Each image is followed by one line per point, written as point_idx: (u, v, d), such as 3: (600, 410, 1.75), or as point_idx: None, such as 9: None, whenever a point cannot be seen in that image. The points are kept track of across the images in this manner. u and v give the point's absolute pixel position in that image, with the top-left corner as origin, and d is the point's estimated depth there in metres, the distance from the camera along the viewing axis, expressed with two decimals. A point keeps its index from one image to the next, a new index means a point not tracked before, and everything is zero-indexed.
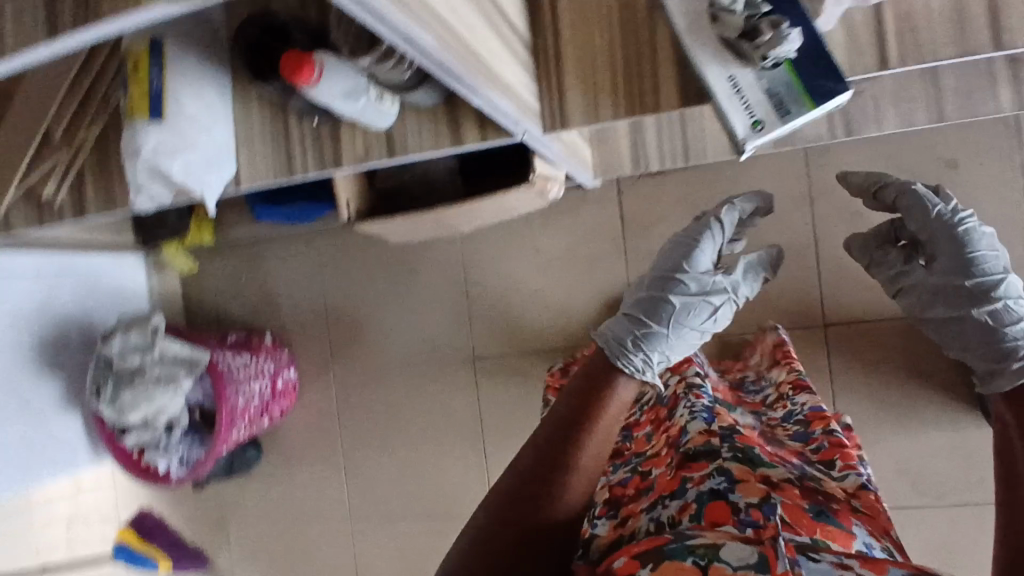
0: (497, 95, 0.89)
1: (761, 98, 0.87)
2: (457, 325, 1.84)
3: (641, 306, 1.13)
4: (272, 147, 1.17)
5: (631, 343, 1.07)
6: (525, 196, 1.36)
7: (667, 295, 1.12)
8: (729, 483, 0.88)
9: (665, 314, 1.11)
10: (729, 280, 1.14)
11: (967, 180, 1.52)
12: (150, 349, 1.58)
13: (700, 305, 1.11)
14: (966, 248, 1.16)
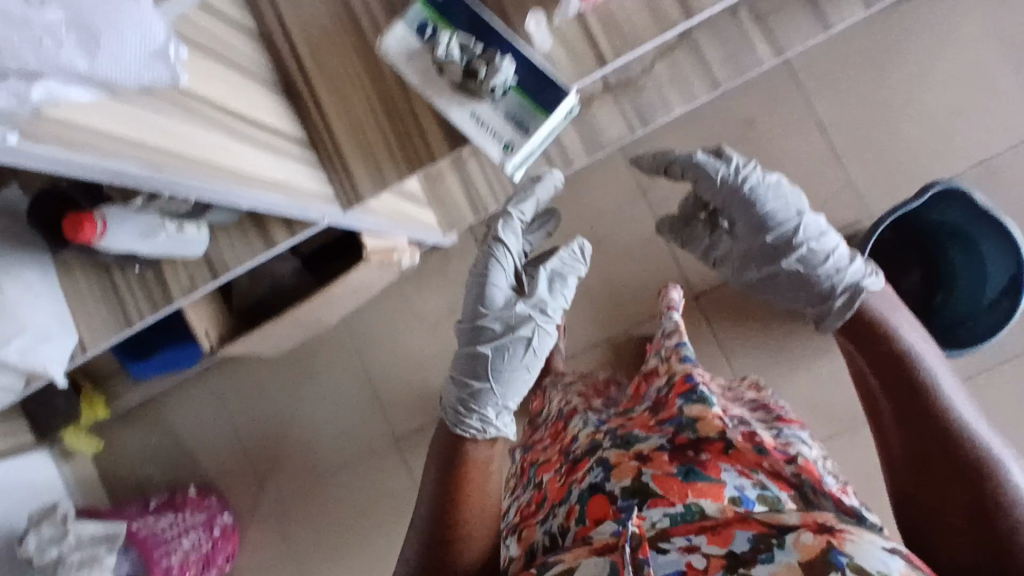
0: (269, 195, 0.94)
1: (503, 122, 1.01)
2: (371, 413, 1.85)
3: (462, 370, 1.05)
4: (105, 304, 1.20)
5: (461, 409, 1.00)
6: (372, 271, 1.41)
7: (482, 342, 1.04)
8: (604, 472, 0.87)
9: (487, 364, 1.03)
10: (536, 299, 1.07)
11: (765, 131, 1.66)
12: (65, 538, 1.56)
13: (515, 341, 1.03)
14: (756, 207, 1.13)
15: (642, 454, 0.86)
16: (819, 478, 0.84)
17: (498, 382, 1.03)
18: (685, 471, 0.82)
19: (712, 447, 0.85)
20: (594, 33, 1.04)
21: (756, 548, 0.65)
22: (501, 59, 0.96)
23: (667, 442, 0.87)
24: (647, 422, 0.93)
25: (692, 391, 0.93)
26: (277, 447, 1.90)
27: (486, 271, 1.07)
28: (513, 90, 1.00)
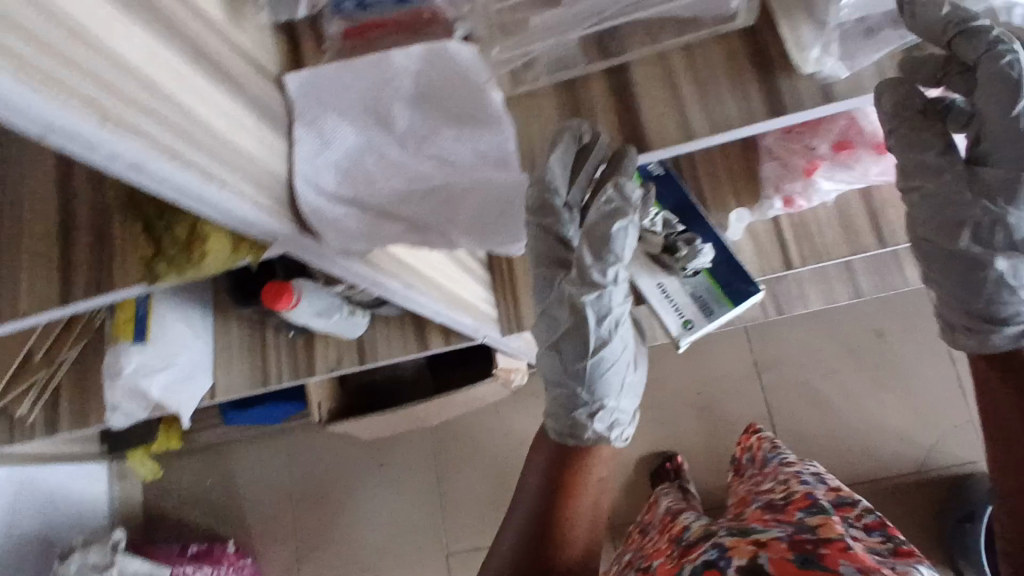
0: (465, 316, 1.00)
1: (688, 301, 1.02)
2: (428, 515, 1.82)
3: (549, 360, 0.79)
4: (248, 360, 1.25)
5: (563, 408, 0.78)
6: (491, 388, 1.42)
7: (560, 320, 0.77)
8: (719, 551, 0.71)
9: (570, 362, 0.77)
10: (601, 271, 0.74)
11: (896, 346, 1.65)
12: (108, 569, 1.52)
13: (586, 322, 0.75)
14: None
15: (759, 539, 0.72)
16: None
17: (591, 372, 0.76)
18: (804, 556, 0.66)
19: (834, 543, 0.68)
20: (786, 235, 1.09)
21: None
22: (702, 242, 1.00)
23: (786, 536, 0.72)
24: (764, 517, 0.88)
25: (810, 505, 0.87)
26: (328, 524, 1.87)
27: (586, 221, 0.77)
28: (706, 274, 1.01)
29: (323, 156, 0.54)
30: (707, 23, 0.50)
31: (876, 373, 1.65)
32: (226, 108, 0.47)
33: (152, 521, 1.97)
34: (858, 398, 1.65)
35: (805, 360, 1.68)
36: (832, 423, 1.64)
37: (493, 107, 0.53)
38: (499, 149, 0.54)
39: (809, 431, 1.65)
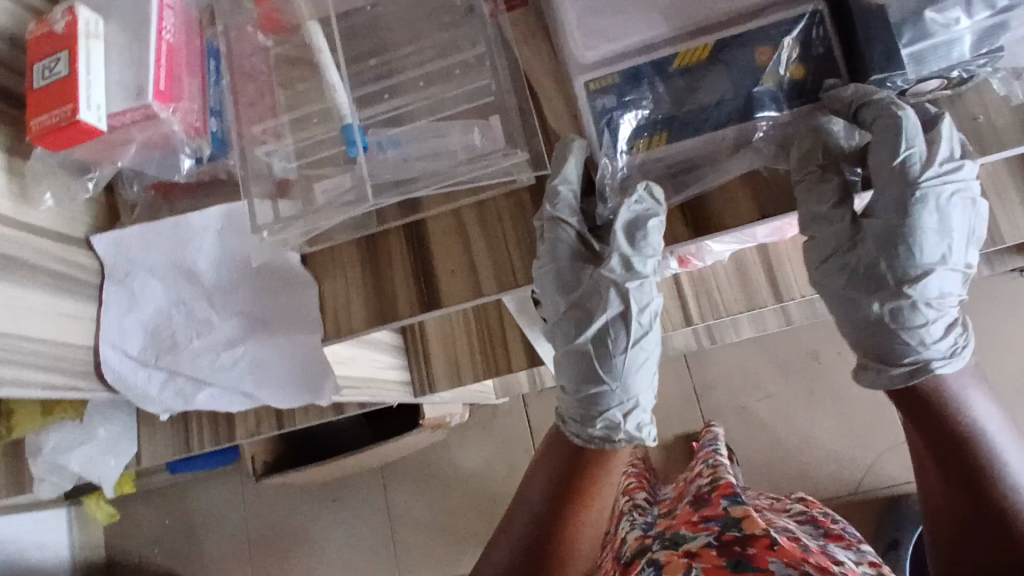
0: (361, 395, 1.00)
1: None
2: (387, 551, 1.66)
3: (565, 366, 0.56)
4: (171, 426, 1.18)
5: (586, 416, 0.56)
6: (423, 434, 1.44)
7: (585, 312, 0.54)
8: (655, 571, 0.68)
9: (595, 364, 0.55)
10: (622, 246, 0.51)
11: None
12: None
13: (610, 314, 0.54)
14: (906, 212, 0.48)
15: (692, 551, 0.66)
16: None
17: (617, 373, 0.54)
18: (734, 561, 0.61)
19: (758, 540, 0.62)
20: (685, 291, 1.10)
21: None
22: None
23: (714, 540, 0.66)
24: (692, 519, 0.74)
25: (737, 495, 0.74)
26: (290, 562, 1.71)
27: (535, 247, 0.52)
28: None
29: (133, 319, 0.55)
30: (491, 184, 0.50)
31: None
32: (10, 305, 0.48)
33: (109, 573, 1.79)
34: None
35: None
36: None
37: (291, 267, 0.53)
38: (300, 308, 0.53)
39: None
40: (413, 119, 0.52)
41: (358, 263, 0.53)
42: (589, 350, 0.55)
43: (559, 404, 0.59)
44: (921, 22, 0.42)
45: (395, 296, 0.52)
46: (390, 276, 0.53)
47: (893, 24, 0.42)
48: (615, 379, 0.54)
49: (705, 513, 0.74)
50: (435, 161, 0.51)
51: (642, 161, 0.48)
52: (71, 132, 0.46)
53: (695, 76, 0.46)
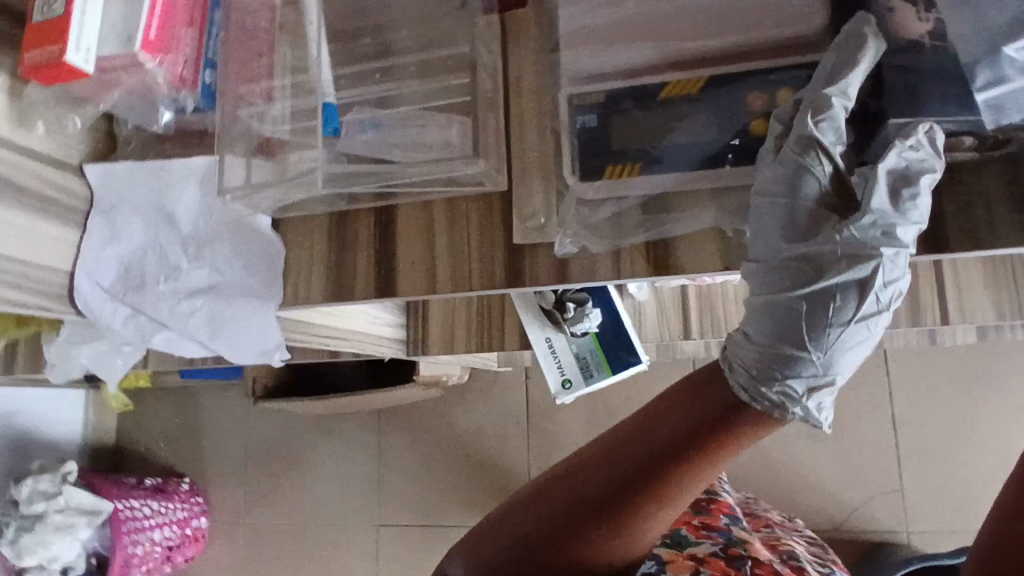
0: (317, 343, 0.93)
1: (571, 359, 1.05)
2: (357, 501, 1.53)
3: (769, 275, 0.44)
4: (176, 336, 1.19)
5: (765, 374, 0.43)
6: (415, 390, 1.43)
7: (811, 267, 0.42)
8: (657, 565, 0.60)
9: (803, 326, 0.43)
10: (884, 205, 0.40)
11: None
12: (56, 497, 1.32)
13: (847, 281, 0.42)
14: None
15: (697, 556, 0.63)
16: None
17: (826, 345, 0.42)
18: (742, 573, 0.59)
19: (762, 564, 0.62)
20: (689, 305, 1.08)
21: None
22: (593, 305, 1.00)
23: (718, 551, 0.64)
24: (690, 521, 0.71)
25: (735, 518, 0.73)
26: (280, 487, 1.59)
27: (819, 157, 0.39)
28: (592, 336, 1.03)
29: (111, 253, 0.56)
30: (462, 180, 0.50)
31: None
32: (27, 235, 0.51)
33: (116, 468, 1.68)
34: None
35: None
36: None
37: (261, 230, 0.54)
38: (265, 273, 0.54)
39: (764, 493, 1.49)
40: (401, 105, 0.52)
41: (324, 235, 0.54)
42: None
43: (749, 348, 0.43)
44: (998, 57, 0.38)
45: (355, 268, 0.53)
46: (353, 254, 0.53)
47: (966, 66, 0.39)
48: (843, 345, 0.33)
49: (704, 520, 0.71)
50: (416, 153, 0.51)
51: (612, 189, 0.46)
52: (57, 71, 0.47)
53: (680, 109, 0.45)
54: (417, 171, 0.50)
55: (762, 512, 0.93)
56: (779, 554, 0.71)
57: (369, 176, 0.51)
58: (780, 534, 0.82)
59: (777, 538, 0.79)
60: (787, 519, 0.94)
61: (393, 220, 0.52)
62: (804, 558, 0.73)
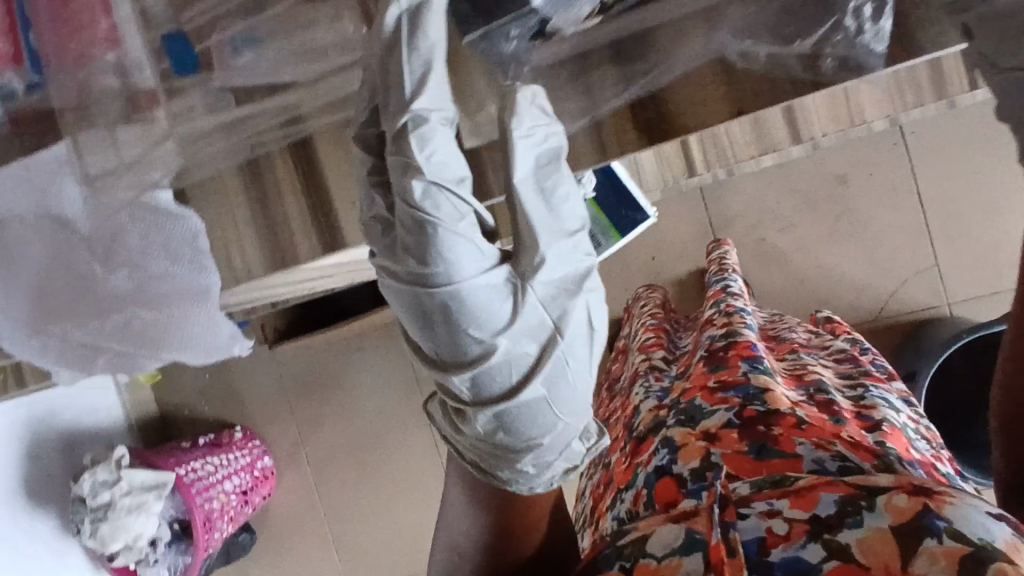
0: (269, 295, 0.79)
1: None
2: (404, 413, 1.53)
3: (501, 359, 0.41)
4: None
5: (536, 464, 0.43)
6: None
7: (537, 338, 0.41)
8: (670, 452, 0.63)
9: (559, 403, 0.42)
10: (550, 239, 0.41)
11: None
12: (117, 483, 1.33)
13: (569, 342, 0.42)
14: (429, 261, 0.39)
15: (710, 432, 0.63)
16: (912, 457, 0.64)
17: (575, 414, 0.43)
18: (757, 446, 0.58)
19: (784, 419, 0.61)
20: None
21: (843, 511, 0.36)
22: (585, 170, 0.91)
23: (734, 417, 0.63)
24: (706, 386, 0.70)
25: (757, 359, 0.71)
26: (325, 419, 1.57)
27: (407, 256, 0.39)
28: (591, 203, 0.96)
29: (18, 278, 0.48)
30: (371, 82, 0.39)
31: None
32: None
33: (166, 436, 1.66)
34: None
35: None
36: None
37: (165, 208, 0.44)
38: (189, 259, 0.44)
39: None
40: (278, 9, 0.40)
41: (242, 192, 0.44)
42: (545, 395, 0.42)
43: (456, 458, 0.46)
44: None
45: (287, 222, 0.44)
46: (281, 211, 0.44)
47: None
48: (566, 418, 0.42)
49: (721, 378, 0.70)
50: (308, 62, 0.40)
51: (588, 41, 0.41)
52: None
53: None
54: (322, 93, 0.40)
55: (788, 335, 0.94)
56: (805, 389, 0.71)
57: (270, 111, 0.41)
58: (806, 359, 0.82)
59: (806, 365, 0.79)
60: (812, 335, 0.96)
61: (312, 150, 0.42)
62: (833, 384, 0.74)
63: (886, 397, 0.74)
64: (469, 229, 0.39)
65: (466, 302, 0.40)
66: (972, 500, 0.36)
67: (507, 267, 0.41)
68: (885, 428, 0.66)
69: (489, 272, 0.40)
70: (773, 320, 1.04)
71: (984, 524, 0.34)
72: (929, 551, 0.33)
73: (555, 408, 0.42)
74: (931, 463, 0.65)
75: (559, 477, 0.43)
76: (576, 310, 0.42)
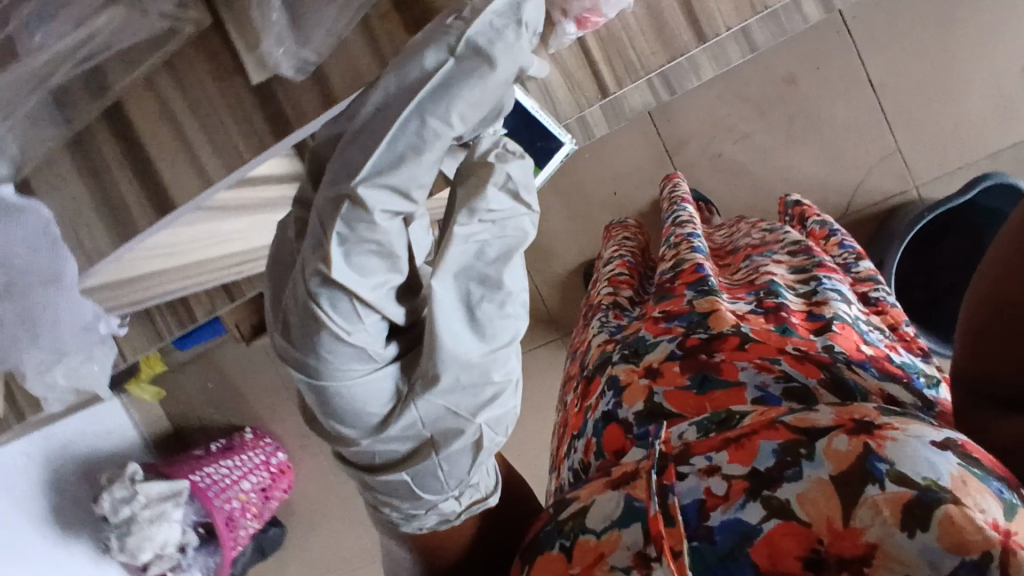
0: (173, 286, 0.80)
1: None
2: None
3: (379, 443, 0.52)
4: None
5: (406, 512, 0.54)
6: None
7: (414, 435, 0.52)
8: (615, 396, 0.63)
9: (418, 487, 0.53)
10: (470, 352, 0.51)
11: (807, 93, 1.46)
12: (136, 496, 1.37)
13: (457, 441, 0.52)
14: (312, 354, 0.48)
15: (653, 368, 0.63)
16: (862, 353, 0.62)
17: (441, 489, 0.54)
18: (701, 378, 0.59)
19: (727, 342, 0.61)
20: (596, 57, 0.96)
21: (783, 461, 0.40)
22: None
23: (678, 348, 0.64)
24: (652, 317, 0.72)
25: (701, 283, 0.73)
26: None
27: (296, 348, 0.49)
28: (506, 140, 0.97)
29: None
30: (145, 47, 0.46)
31: (788, 125, 1.48)
32: None
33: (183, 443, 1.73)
34: (773, 155, 1.50)
35: (715, 129, 1.51)
36: (753, 189, 1.52)
37: None
38: None
39: (765, 175, 1.51)
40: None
41: None
42: (407, 478, 0.52)
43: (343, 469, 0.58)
44: None
45: None
46: None
47: None
48: (430, 498, 0.53)
49: (667, 307, 0.72)
50: None
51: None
52: None
53: None
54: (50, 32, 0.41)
55: (742, 248, 0.94)
56: (754, 297, 0.71)
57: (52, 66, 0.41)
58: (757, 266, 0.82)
59: (756, 273, 0.79)
60: (767, 233, 0.97)
61: None
62: (784, 285, 0.74)
63: (838, 289, 0.73)
64: (359, 339, 0.48)
65: (345, 399, 0.49)
66: (917, 431, 0.38)
67: (395, 368, 0.51)
68: (835, 327, 0.64)
69: (378, 373, 0.50)
70: (730, 237, 1.06)
71: (930, 460, 0.36)
72: (872, 501, 0.36)
73: (417, 486, 0.53)
74: (888, 351, 0.66)
75: (429, 528, 0.55)
76: (459, 431, 0.52)
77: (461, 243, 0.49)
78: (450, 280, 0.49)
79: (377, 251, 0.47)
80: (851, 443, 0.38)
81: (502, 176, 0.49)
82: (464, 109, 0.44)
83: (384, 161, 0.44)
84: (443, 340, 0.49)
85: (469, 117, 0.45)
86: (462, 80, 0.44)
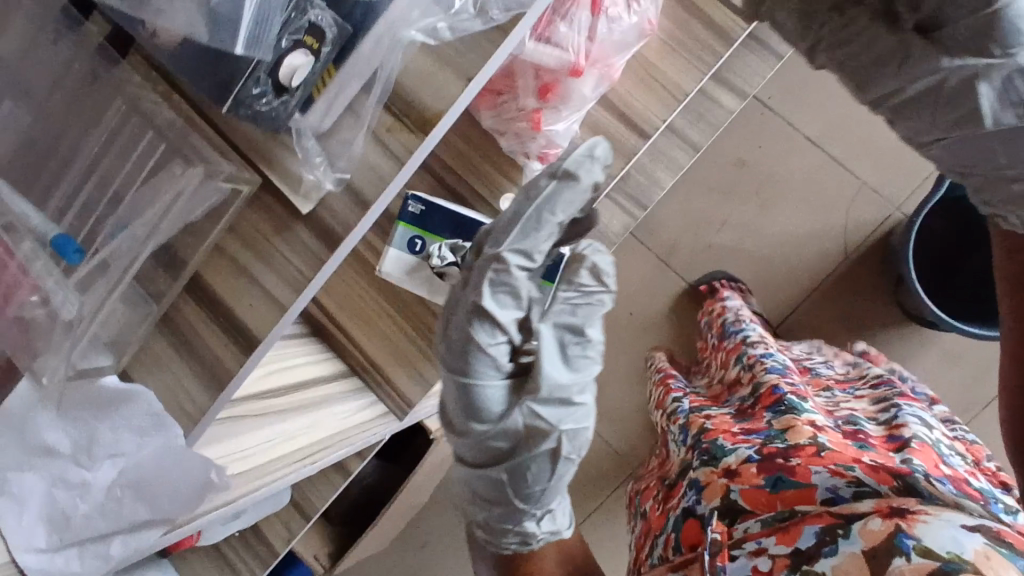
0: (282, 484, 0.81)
1: None
2: None
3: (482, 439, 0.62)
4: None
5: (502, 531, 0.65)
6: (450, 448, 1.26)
7: (512, 434, 0.61)
8: (695, 494, 0.67)
9: (514, 493, 0.63)
10: (556, 385, 0.59)
11: (765, 164, 1.52)
12: None
13: (539, 453, 0.61)
14: (453, 355, 0.60)
15: (731, 469, 0.66)
16: (942, 471, 0.63)
17: (537, 500, 0.63)
18: (774, 478, 0.61)
19: (804, 449, 0.63)
20: None
21: (821, 541, 0.49)
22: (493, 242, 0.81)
23: (754, 454, 0.66)
24: (730, 429, 0.74)
25: (782, 403, 0.74)
26: None
27: (448, 357, 0.61)
28: None
29: None
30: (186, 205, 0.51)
31: (760, 197, 1.53)
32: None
33: None
34: (759, 227, 1.54)
35: (697, 223, 1.55)
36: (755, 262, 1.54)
37: None
38: None
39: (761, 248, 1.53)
40: (113, 189, 0.50)
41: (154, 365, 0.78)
42: (505, 477, 0.63)
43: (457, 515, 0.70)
44: None
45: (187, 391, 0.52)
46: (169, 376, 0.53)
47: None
48: (520, 505, 0.63)
49: (747, 425, 0.74)
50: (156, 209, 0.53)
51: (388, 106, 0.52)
52: None
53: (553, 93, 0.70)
54: (134, 234, 0.49)
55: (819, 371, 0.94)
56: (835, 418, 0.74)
57: (140, 260, 0.50)
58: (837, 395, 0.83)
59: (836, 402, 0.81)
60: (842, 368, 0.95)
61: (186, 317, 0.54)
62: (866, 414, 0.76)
63: (918, 415, 0.75)
64: (494, 351, 0.60)
65: (472, 396, 0.61)
66: (948, 516, 0.46)
67: (501, 381, 0.62)
68: (914, 445, 0.66)
69: (495, 382, 0.61)
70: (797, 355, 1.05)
71: (955, 537, 0.44)
72: (899, 568, 0.44)
73: (517, 493, 0.63)
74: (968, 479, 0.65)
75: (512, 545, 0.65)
76: (544, 439, 0.61)
77: (558, 302, 0.58)
78: (546, 340, 0.59)
79: (508, 291, 0.59)
80: (879, 523, 0.47)
81: (589, 264, 0.57)
82: (566, 198, 0.57)
83: (516, 231, 0.57)
84: (544, 364, 0.58)
85: (569, 202, 0.57)
86: (561, 188, 0.56)
